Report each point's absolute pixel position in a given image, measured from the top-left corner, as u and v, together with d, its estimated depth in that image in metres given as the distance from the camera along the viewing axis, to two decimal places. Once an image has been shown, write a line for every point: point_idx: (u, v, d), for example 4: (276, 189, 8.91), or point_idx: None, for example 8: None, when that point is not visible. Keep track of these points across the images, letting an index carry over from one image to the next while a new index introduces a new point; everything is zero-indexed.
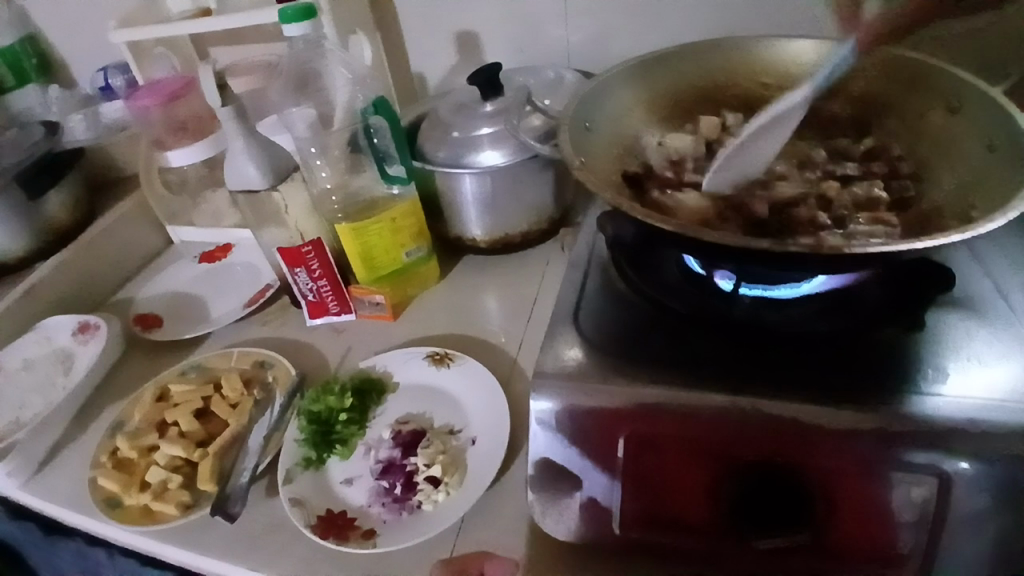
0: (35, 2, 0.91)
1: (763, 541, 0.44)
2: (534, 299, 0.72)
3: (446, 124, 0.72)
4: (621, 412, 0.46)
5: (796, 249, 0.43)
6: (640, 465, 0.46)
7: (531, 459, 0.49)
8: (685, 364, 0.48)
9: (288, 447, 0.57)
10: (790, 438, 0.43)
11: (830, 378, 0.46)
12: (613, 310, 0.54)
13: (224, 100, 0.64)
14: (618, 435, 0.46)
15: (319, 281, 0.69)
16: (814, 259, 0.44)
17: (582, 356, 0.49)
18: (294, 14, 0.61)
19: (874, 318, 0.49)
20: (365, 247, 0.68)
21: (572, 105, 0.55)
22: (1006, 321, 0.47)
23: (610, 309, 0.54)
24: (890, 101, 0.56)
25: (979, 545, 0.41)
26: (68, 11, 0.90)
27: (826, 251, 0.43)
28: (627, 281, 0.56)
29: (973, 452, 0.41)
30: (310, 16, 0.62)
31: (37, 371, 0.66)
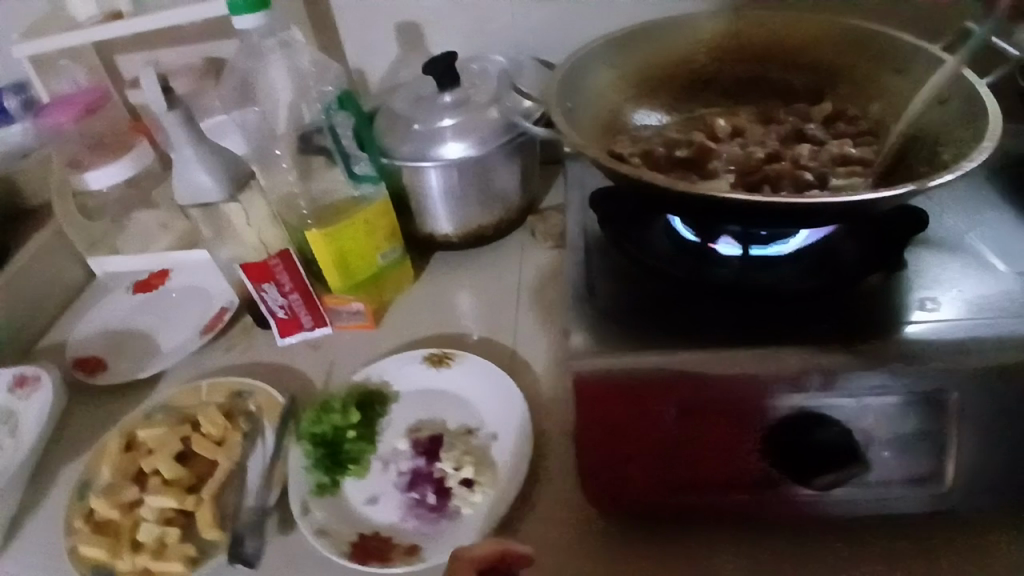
0: None
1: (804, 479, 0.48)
2: (517, 288, 0.71)
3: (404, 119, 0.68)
4: (661, 379, 0.47)
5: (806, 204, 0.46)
6: (688, 429, 0.48)
7: (580, 439, 0.49)
8: (713, 324, 0.50)
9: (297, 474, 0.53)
10: (834, 382, 0.46)
11: (838, 322, 0.49)
12: (622, 282, 0.55)
13: (168, 103, 0.58)
14: (666, 404, 0.47)
15: (290, 296, 0.65)
16: (819, 212, 0.47)
17: (610, 330, 0.50)
18: (246, 5, 0.58)
19: (857, 269, 0.52)
20: (340, 253, 0.64)
21: (555, 86, 0.56)
22: (974, 252, 0.53)
23: (618, 282, 0.55)
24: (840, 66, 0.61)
25: (989, 450, 0.46)
26: None
27: (827, 203, 0.46)
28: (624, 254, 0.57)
29: (986, 368, 0.45)
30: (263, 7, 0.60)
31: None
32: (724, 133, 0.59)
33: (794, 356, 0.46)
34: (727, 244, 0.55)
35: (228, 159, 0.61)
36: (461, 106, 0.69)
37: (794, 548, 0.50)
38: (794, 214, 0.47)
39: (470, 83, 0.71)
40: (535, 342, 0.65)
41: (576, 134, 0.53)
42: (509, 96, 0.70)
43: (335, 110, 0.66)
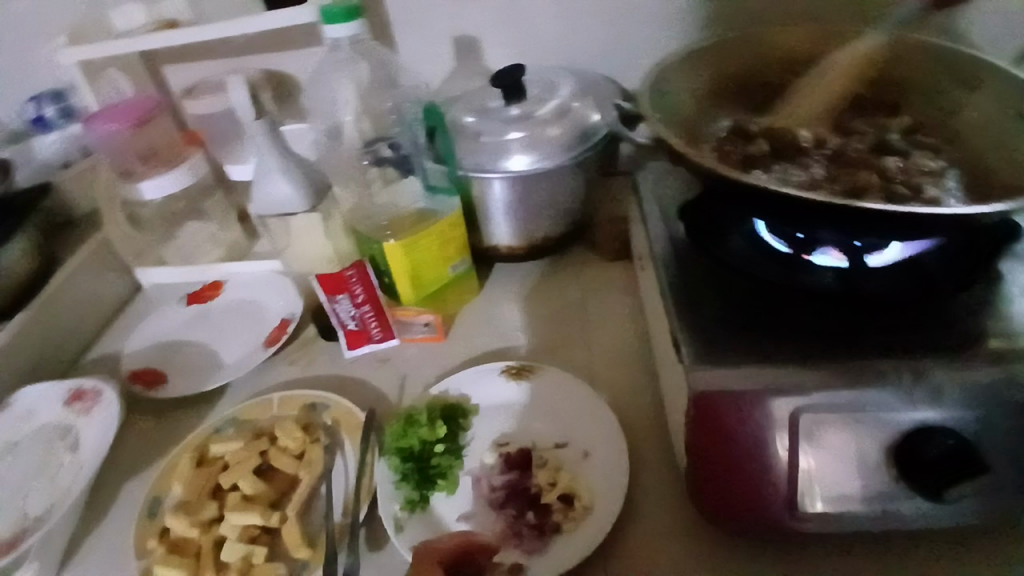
0: None
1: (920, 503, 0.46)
2: (584, 302, 0.70)
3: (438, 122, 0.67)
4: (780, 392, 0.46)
5: (917, 212, 0.45)
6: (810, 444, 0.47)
7: (690, 449, 0.49)
8: (822, 337, 0.50)
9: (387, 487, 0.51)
10: (948, 393, 0.46)
11: (940, 337, 0.49)
12: (715, 294, 0.55)
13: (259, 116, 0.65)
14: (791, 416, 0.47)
15: (362, 307, 0.65)
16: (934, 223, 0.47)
17: (711, 340, 0.50)
18: (340, 15, 0.60)
19: (946, 283, 0.51)
20: (414, 264, 0.63)
21: (644, 94, 0.57)
22: None
23: (711, 291, 0.55)
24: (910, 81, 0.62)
25: None
26: None
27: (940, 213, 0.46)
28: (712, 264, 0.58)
29: None
30: (355, 18, 0.61)
31: (35, 451, 0.55)
32: (806, 141, 0.59)
33: (910, 368, 0.46)
34: (822, 255, 0.51)
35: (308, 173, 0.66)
36: (526, 119, 0.67)
37: (906, 561, 0.48)
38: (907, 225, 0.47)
39: (535, 94, 0.70)
40: (608, 355, 0.64)
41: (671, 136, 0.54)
42: (576, 108, 0.69)
43: (420, 121, 0.68)
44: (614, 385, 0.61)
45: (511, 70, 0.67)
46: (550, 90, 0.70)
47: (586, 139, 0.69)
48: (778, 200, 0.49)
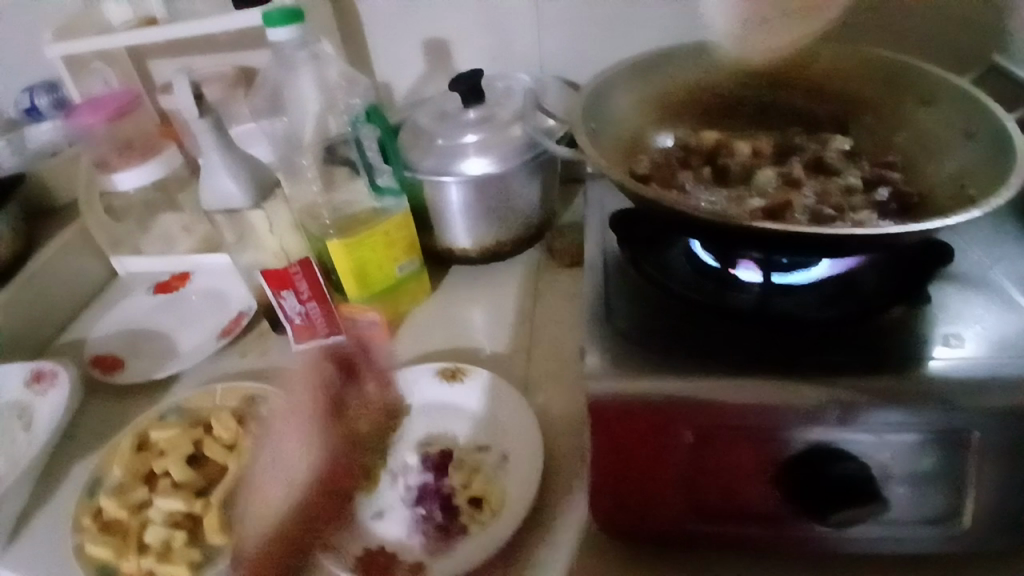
0: None
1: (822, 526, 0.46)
2: (532, 305, 0.71)
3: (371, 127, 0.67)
4: (681, 409, 0.46)
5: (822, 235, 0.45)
6: (704, 455, 0.47)
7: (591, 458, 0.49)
8: (732, 349, 0.49)
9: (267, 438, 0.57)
10: (850, 418, 0.44)
11: (851, 360, 0.47)
12: (636, 305, 0.54)
13: (201, 111, 0.65)
14: (683, 430, 0.46)
15: (308, 304, 0.66)
16: (844, 245, 0.46)
17: (620, 349, 0.49)
18: (281, 18, 0.62)
19: (871, 303, 0.51)
20: (357, 263, 0.64)
21: (579, 107, 0.57)
22: (998, 288, 0.52)
23: (633, 302, 0.55)
24: (864, 92, 0.60)
25: (1004, 492, 0.45)
26: None
27: (848, 236, 0.45)
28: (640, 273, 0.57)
29: (1000, 407, 0.43)
30: (296, 21, 0.63)
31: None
32: (742, 155, 0.59)
33: (818, 389, 0.45)
34: (746, 270, 0.54)
35: (253, 167, 0.67)
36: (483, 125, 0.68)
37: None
38: (818, 246, 0.47)
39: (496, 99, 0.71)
40: (547, 361, 0.65)
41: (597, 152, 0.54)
42: (538, 113, 0.70)
43: (361, 122, 0.66)
44: (548, 392, 0.62)
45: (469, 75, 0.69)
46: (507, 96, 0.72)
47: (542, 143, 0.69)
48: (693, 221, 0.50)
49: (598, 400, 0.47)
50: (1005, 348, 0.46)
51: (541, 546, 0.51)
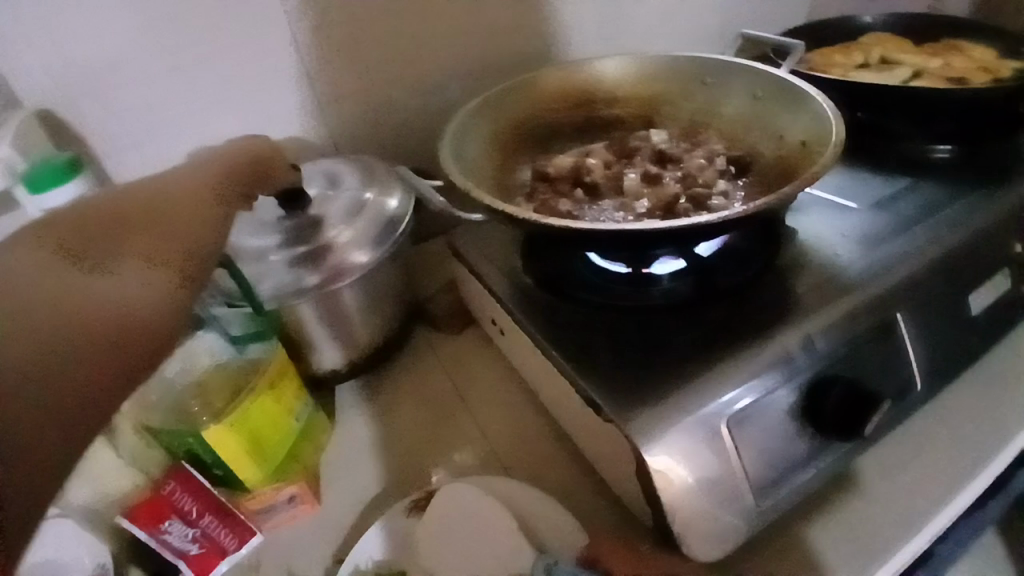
0: None
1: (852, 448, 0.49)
2: (453, 390, 0.63)
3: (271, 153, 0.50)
4: (703, 412, 0.46)
5: (743, 213, 0.48)
6: (745, 443, 0.46)
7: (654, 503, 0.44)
8: (698, 341, 0.51)
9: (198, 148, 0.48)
10: (825, 351, 0.49)
11: (780, 304, 0.53)
12: (592, 340, 0.53)
13: None
14: (717, 427, 0.45)
15: (202, 519, 0.49)
16: (750, 219, 0.49)
17: (615, 396, 0.47)
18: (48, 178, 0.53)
19: (762, 255, 0.57)
20: (251, 439, 0.50)
21: (450, 170, 0.53)
22: (827, 205, 0.63)
23: (586, 338, 0.53)
24: (659, 86, 0.68)
25: (933, 348, 0.54)
26: None
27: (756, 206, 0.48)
28: (569, 308, 0.57)
29: (896, 291, 0.53)
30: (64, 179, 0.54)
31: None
32: (598, 168, 0.61)
33: (787, 339, 0.49)
34: (662, 263, 0.56)
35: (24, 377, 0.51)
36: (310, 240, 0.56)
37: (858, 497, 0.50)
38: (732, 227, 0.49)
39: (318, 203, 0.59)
40: (510, 437, 0.58)
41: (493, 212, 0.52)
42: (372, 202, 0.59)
43: None
44: (533, 466, 0.55)
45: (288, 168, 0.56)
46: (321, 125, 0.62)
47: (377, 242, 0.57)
48: (620, 238, 0.48)
49: (638, 446, 0.44)
50: (865, 249, 0.57)
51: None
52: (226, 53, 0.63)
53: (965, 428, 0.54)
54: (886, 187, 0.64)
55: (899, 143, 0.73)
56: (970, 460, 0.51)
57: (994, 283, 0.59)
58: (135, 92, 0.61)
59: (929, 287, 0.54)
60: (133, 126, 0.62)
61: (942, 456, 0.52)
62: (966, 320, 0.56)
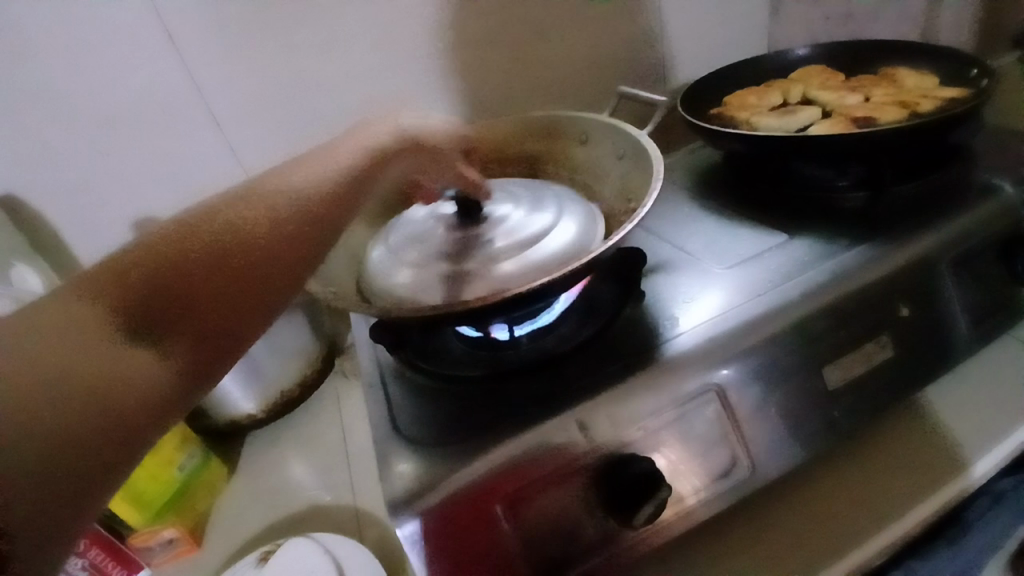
0: None
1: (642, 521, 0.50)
2: (343, 438, 0.70)
3: (456, 153, 0.60)
4: (490, 491, 0.47)
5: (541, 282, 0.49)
6: (520, 518, 0.48)
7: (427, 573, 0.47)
8: (513, 406, 0.52)
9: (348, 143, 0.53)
10: (627, 423, 0.50)
11: (608, 369, 0.53)
12: (426, 404, 0.56)
13: None
14: (493, 504, 0.47)
15: (89, 551, 0.57)
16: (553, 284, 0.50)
17: (410, 466, 0.49)
18: None
19: (606, 316, 0.59)
20: (129, 486, 0.57)
21: None
22: (688, 269, 0.63)
23: (420, 404, 0.56)
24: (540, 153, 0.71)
25: (765, 421, 0.53)
26: None
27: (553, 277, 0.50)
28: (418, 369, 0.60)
29: (723, 361, 0.52)
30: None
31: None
32: None
33: (590, 411, 0.50)
34: (502, 328, 0.59)
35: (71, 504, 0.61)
36: (465, 232, 0.58)
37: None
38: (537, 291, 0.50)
39: (400, 243, 0.60)
40: (374, 488, 0.64)
41: (330, 289, 0.57)
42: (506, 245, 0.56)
43: None
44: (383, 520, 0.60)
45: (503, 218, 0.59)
46: (438, 208, 0.63)
47: (462, 216, 0.59)
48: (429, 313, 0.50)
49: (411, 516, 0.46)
50: (719, 312, 0.56)
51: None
52: (151, 134, 0.70)
53: (794, 519, 0.54)
54: (755, 247, 0.64)
55: (807, 191, 0.70)
56: (796, 558, 0.51)
57: (860, 354, 0.57)
58: (73, 163, 0.68)
59: (772, 359, 0.53)
60: (67, 204, 0.70)
61: (764, 551, 0.52)
62: (820, 395, 0.55)
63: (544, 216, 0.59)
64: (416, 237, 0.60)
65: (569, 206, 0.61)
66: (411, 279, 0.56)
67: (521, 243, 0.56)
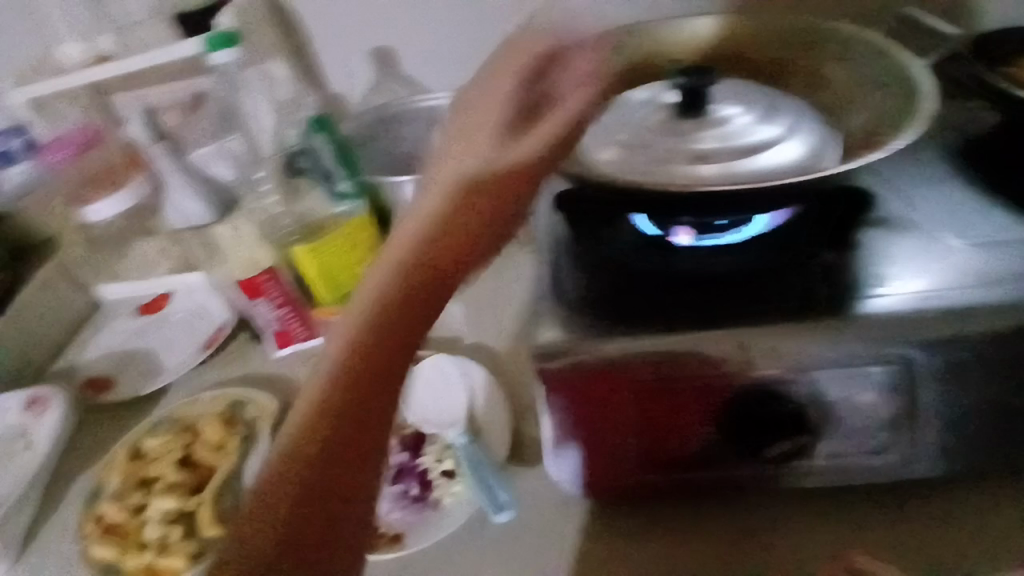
0: None
1: (773, 453, 0.47)
2: (499, 291, 0.74)
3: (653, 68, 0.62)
4: (632, 370, 0.47)
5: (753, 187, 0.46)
6: (646, 403, 0.48)
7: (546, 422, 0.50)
8: (675, 307, 0.50)
9: (573, 52, 0.59)
10: (789, 360, 0.46)
11: (784, 300, 0.50)
12: (582, 279, 0.55)
13: (155, 138, 0.76)
14: (621, 383, 0.48)
15: (282, 309, 0.68)
16: None
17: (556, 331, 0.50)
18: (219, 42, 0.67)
19: (799, 248, 0.54)
20: (323, 267, 0.66)
21: None
22: (915, 230, 0.55)
23: (577, 278, 0.55)
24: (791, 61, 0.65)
25: (941, 423, 0.47)
26: None
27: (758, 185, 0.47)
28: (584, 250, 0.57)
29: (919, 342, 0.45)
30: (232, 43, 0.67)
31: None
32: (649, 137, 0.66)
33: (753, 338, 0.46)
34: (679, 234, 0.55)
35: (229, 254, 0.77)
36: (680, 123, 0.56)
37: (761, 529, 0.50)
38: None
39: (615, 125, 0.59)
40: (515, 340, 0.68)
41: None
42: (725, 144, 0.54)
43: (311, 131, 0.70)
44: (515, 372, 0.64)
45: (725, 119, 0.56)
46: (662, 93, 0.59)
47: (686, 110, 0.56)
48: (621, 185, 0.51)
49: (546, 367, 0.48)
50: (945, 284, 0.48)
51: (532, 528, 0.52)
52: None
53: (929, 530, 0.49)
54: (1014, 228, 0.53)
55: None
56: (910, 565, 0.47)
57: None
58: None
59: (982, 353, 0.45)
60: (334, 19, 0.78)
61: (877, 544, 0.48)
62: None
63: (769, 129, 0.55)
64: (632, 124, 0.58)
65: (804, 122, 0.56)
66: (617, 159, 0.56)
67: (735, 150, 0.54)
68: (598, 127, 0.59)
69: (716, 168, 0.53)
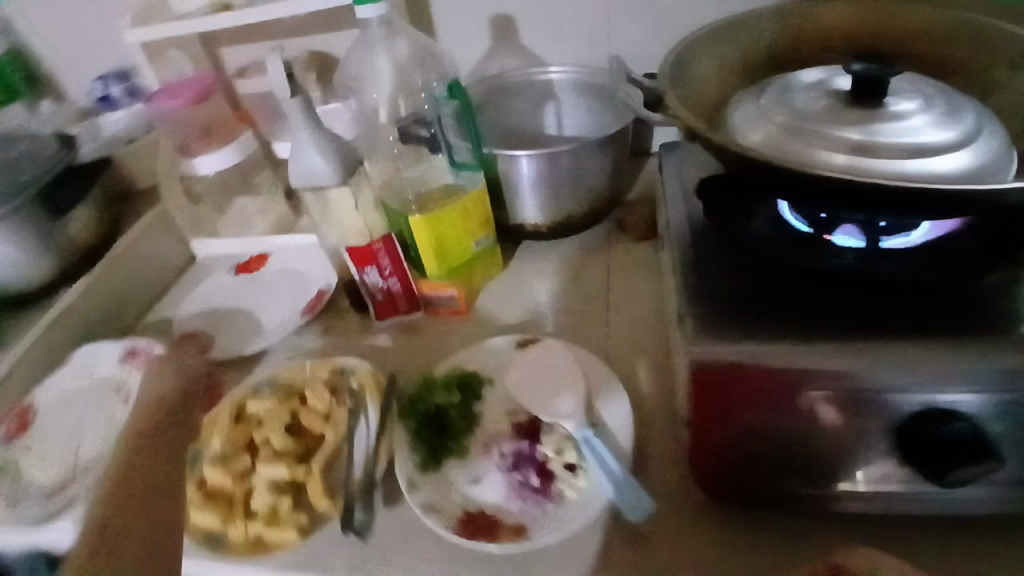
0: (40, 25, 0.87)
1: (957, 474, 0.41)
2: (607, 278, 0.70)
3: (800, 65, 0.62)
4: (792, 371, 0.44)
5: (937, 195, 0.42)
6: (799, 405, 0.45)
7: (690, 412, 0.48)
8: (822, 311, 0.48)
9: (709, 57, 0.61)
10: (954, 375, 0.43)
11: (946, 319, 0.46)
12: (708, 273, 0.53)
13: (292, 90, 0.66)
14: (778, 382, 0.45)
15: (390, 279, 0.67)
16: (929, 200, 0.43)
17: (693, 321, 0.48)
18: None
19: (968, 265, 0.48)
20: (438, 237, 0.64)
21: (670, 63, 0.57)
22: None
23: (702, 269, 0.54)
24: (962, 61, 0.58)
25: None
26: (75, 29, 0.87)
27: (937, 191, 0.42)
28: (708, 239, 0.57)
29: None
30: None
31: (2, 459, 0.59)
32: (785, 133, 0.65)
33: (918, 348, 0.44)
34: (844, 235, 0.49)
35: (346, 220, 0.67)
36: (853, 110, 0.52)
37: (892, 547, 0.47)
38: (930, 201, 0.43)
39: (774, 107, 0.55)
40: (625, 331, 0.65)
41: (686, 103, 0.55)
42: (904, 139, 0.49)
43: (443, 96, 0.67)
44: (627, 366, 0.62)
45: (904, 112, 0.51)
46: (833, 79, 0.55)
47: (856, 99, 0.52)
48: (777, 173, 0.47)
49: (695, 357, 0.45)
50: None
51: (654, 531, 0.49)
52: None
53: None
54: None
55: None
56: None
57: None
58: None
59: None
60: None
61: None
62: None
63: (955, 131, 0.50)
64: (794, 105, 0.54)
65: (988, 134, 0.50)
66: (769, 140, 0.52)
67: (912, 146, 0.49)
68: (754, 105, 0.56)
69: (882, 159, 0.48)
